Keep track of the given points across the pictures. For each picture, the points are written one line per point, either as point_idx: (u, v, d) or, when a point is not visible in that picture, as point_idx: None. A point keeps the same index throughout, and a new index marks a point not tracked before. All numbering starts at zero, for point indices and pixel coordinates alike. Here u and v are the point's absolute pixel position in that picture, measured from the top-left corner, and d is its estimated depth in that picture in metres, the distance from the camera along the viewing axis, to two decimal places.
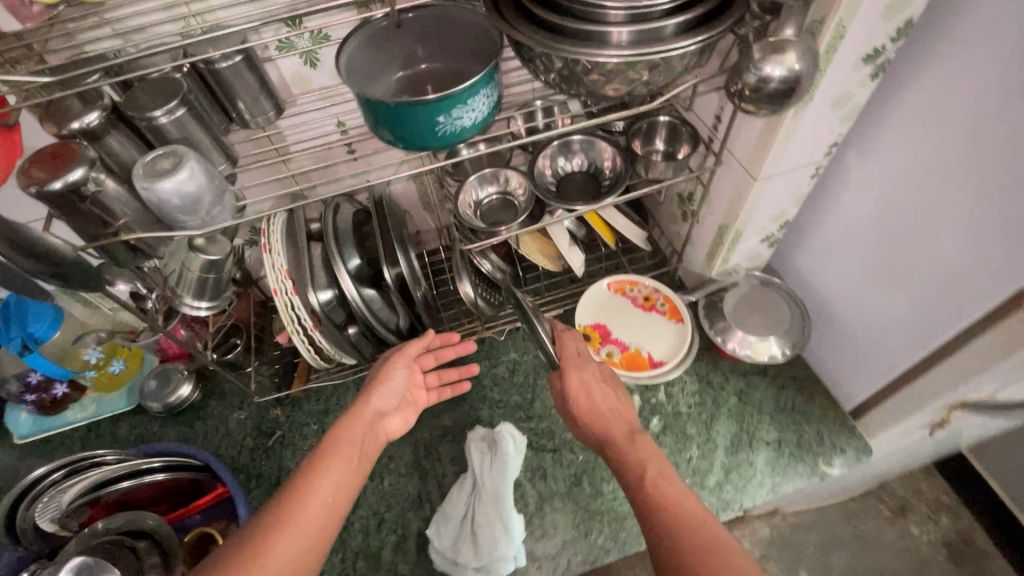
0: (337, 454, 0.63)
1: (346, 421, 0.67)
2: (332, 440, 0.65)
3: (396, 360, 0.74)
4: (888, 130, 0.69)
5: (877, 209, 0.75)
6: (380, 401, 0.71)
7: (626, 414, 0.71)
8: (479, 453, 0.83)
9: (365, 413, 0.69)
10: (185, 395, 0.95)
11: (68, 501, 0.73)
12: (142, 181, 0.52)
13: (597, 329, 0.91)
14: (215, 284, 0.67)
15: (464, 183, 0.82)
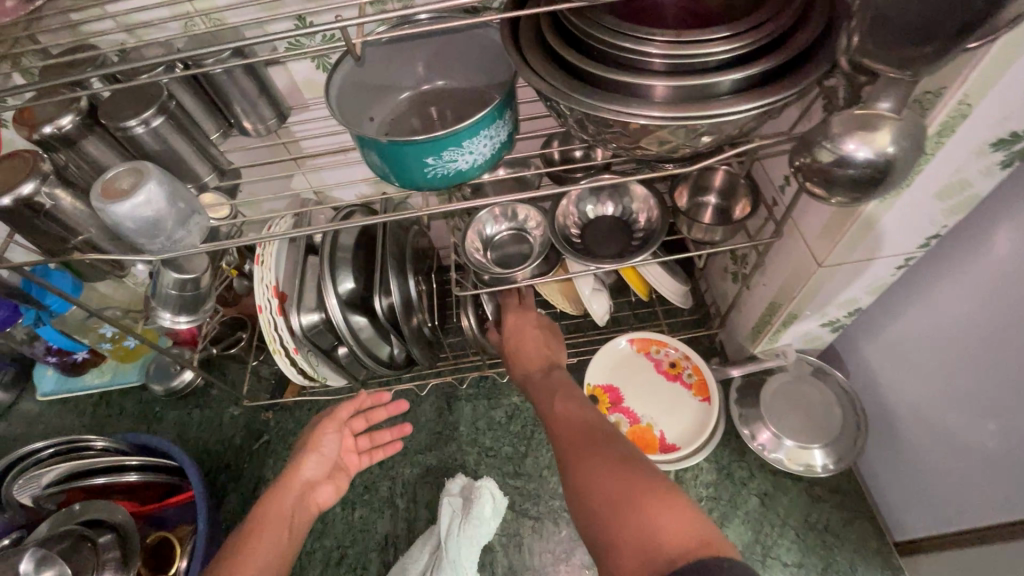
0: (267, 521, 0.62)
1: (279, 488, 0.66)
2: (258, 514, 0.63)
3: (325, 427, 0.72)
4: (1011, 233, 0.52)
5: (976, 324, 0.58)
6: (309, 467, 0.69)
7: (552, 354, 0.75)
8: (449, 509, 0.77)
9: (297, 480, 0.68)
10: (188, 380, 0.95)
11: (43, 480, 0.75)
12: (98, 201, 0.48)
13: (608, 392, 0.81)
14: (192, 299, 0.63)
15: (474, 216, 0.73)
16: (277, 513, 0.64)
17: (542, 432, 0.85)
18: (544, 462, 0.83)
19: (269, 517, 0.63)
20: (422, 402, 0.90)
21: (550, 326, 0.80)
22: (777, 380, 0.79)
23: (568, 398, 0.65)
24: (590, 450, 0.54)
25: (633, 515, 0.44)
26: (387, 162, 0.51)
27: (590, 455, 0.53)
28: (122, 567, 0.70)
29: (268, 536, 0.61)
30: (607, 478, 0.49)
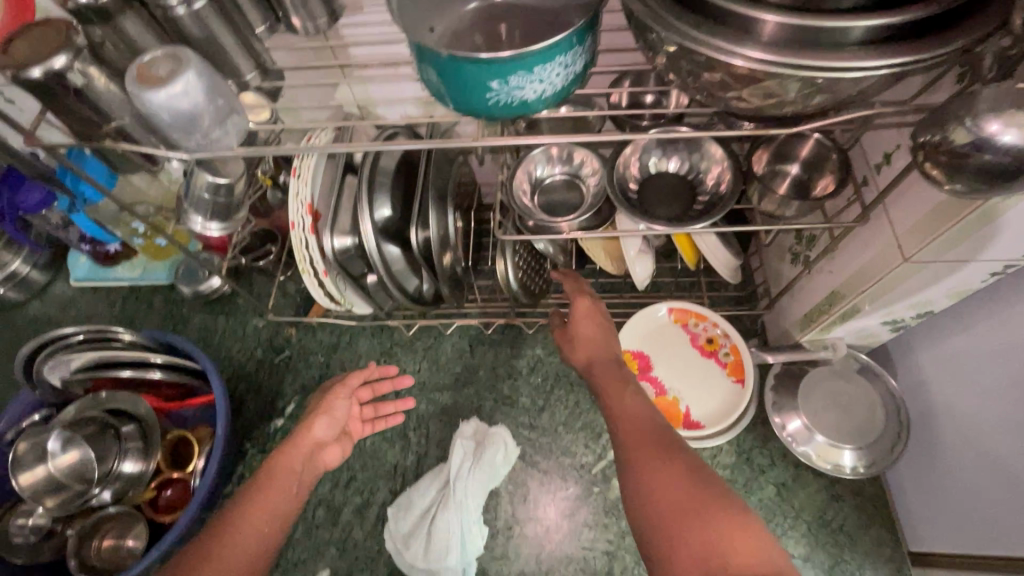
0: (266, 489, 0.60)
1: (284, 449, 0.64)
2: (264, 475, 0.61)
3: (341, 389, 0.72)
4: None
5: None
6: (320, 431, 0.68)
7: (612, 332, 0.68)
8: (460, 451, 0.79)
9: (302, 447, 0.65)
10: (215, 286, 0.95)
11: (71, 364, 0.76)
12: (133, 87, 0.45)
13: (637, 358, 0.78)
14: (226, 206, 0.61)
15: (527, 155, 0.68)
16: (281, 477, 0.61)
17: (562, 389, 0.84)
18: (560, 419, 0.82)
19: (277, 474, 0.62)
20: (445, 341, 0.89)
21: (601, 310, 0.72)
22: (820, 373, 0.75)
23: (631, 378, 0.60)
24: (655, 445, 0.50)
25: (700, 529, 0.42)
26: (448, 85, 0.46)
27: (650, 454, 0.49)
28: (143, 456, 0.74)
29: (279, 484, 0.61)
30: (676, 488, 0.46)
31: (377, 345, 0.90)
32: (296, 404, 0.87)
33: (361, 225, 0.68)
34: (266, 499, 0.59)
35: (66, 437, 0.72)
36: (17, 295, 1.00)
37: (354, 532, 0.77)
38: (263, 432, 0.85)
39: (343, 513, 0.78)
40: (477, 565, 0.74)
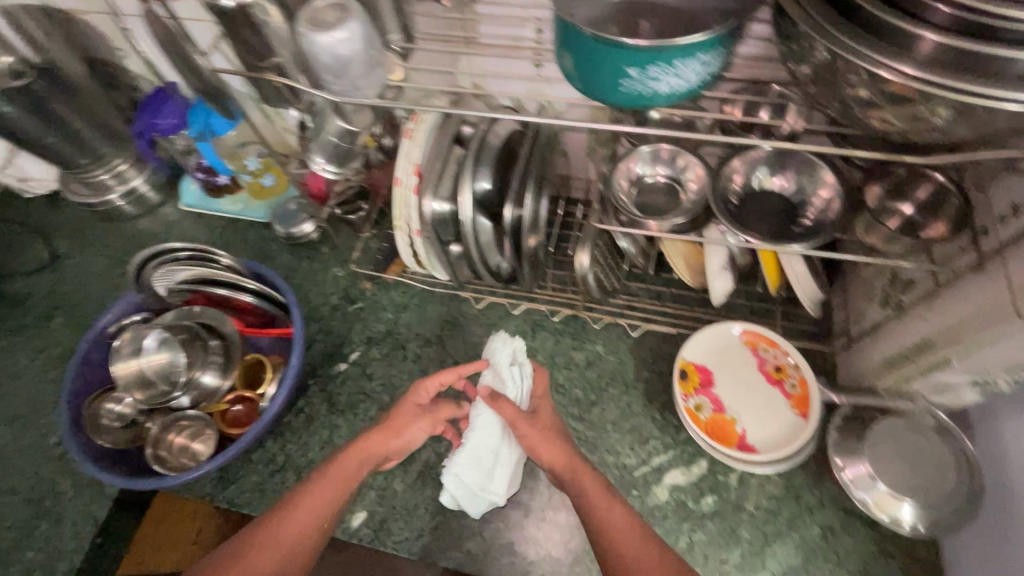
0: (331, 477, 0.69)
1: (326, 479, 0.69)
2: (335, 465, 0.70)
3: (407, 418, 0.74)
4: None
5: None
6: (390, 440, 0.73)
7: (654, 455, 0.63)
8: (506, 371, 0.79)
9: (380, 444, 0.73)
10: (306, 232, 1.02)
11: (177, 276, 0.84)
12: (304, 27, 0.49)
13: (699, 373, 0.77)
14: (346, 153, 0.65)
15: (634, 150, 0.70)
16: (339, 476, 0.70)
17: (616, 388, 0.84)
18: (608, 417, 0.83)
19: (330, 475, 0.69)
20: (509, 320, 0.91)
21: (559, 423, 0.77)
22: (892, 423, 0.71)
23: (581, 469, 0.68)
24: (614, 527, 0.63)
25: None
26: (584, 65, 0.49)
27: (613, 524, 0.63)
28: (221, 372, 0.80)
29: (321, 492, 0.68)
30: (631, 535, 0.62)
31: (444, 313, 0.93)
32: (360, 353, 0.91)
33: (460, 193, 0.71)
34: (303, 507, 0.67)
35: (160, 337, 0.79)
36: (132, 210, 1.10)
37: (396, 483, 0.81)
38: (326, 373, 0.90)
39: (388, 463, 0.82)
40: (505, 539, 0.76)
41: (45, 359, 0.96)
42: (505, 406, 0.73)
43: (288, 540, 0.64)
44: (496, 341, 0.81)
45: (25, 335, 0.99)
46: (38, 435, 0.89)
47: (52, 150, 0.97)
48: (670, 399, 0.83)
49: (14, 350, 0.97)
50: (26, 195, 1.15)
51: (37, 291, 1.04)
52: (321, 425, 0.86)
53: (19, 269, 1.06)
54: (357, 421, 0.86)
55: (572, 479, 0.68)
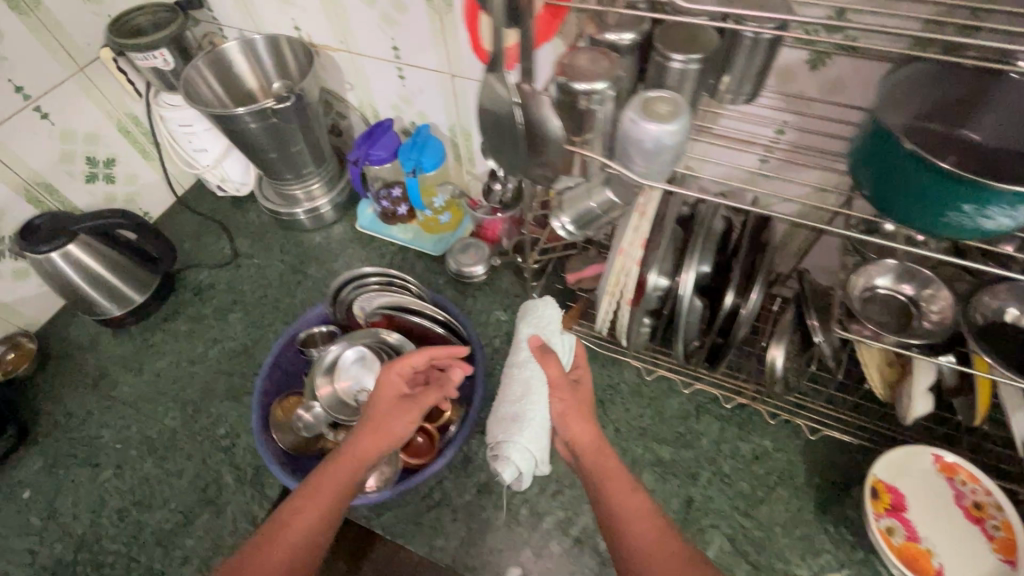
0: (315, 491, 0.64)
1: (311, 496, 0.63)
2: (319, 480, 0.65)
3: (381, 423, 0.69)
4: None
5: None
6: (366, 442, 0.68)
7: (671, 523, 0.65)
8: (563, 342, 0.83)
9: (357, 451, 0.67)
10: (476, 273, 1.05)
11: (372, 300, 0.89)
12: (637, 115, 0.53)
13: (890, 494, 0.74)
14: (593, 219, 0.68)
15: (867, 263, 0.71)
16: (327, 491, 0.64)
17: (786, 489, 0.82)
18: (777, 518, 0.80)
19: (316, 494, 0.64)
20: (673, 397, 0.91)
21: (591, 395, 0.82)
22: None
23: (606, 450, 0.72)
24: (626, 508, 0.66)
25: None
26: (881, 179, 0.54)
27: (630, 508, 0.67)
28: None
29: (313, 503, 0.63)
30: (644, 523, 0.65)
31: (605, 377, 0.94)
32: None
33: (681, 271, 0.73)
34: (295, 524, 0.62)
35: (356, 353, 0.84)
36: (311, 224, 1.18)
37: (551, 544, 0.79)
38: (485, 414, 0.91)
39: (544, 521, 0.81)
40: None
41: (220, 352, 1.02)
42: (551, 364, 0.77)
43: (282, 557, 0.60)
44: (548, 306, 0.84)
45: (204, 324, 1.06)
46: (208, 423, 0.93)
47: (269, 162, 1.06)
48: (843, 511, 0.80)
49: (193, 338, 1.04)
50: (219, 195, 1.25)
51: (218, 285, 1.11)
52: (478, 467, 0.86)
53: (204, 262, 1.15)
54: None
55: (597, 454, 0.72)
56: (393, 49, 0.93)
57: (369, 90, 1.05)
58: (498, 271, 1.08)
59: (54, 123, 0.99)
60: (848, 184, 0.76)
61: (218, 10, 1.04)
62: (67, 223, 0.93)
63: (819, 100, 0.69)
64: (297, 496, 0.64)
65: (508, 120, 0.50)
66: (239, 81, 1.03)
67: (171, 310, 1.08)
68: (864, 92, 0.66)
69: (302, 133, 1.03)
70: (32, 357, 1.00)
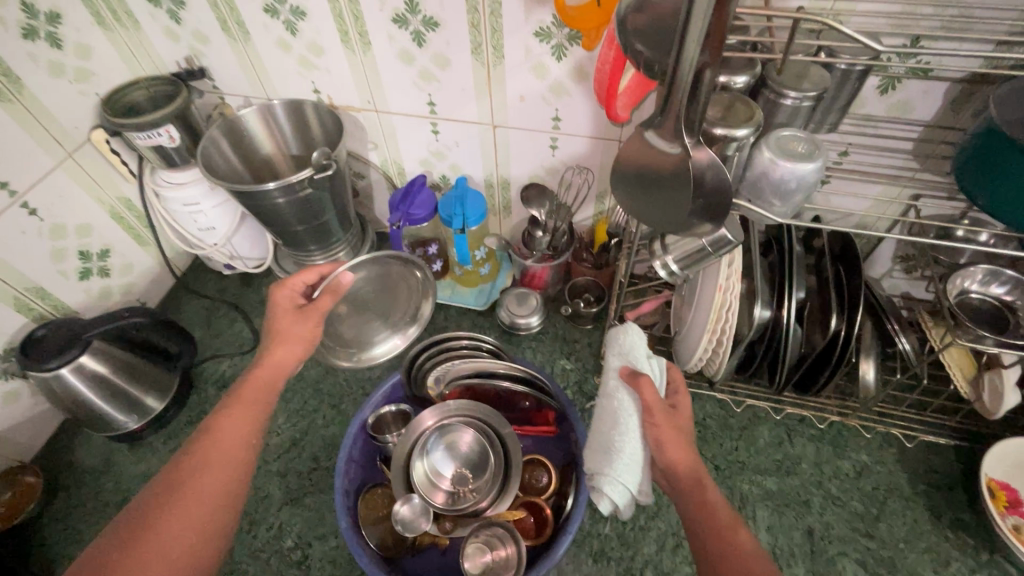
0: (238, 410, 0.62)
1: (239, 405, 0.63)
2: (241, 399, 0.63)
3: (302, 322, 0.69)
4: None
5: None
6: (298, 341, 0.69)
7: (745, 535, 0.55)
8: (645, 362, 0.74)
9: (286, 350, 0.68)
10: (532, 324, 1.00)
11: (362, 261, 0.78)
12: (775, 155, 0.52)
13: (1005, 491, 0.76)
14: (700, 257, 0.67)
15: (955, 270, 0.73)
16: (252, 399, 0.64)
17: (898, 502, 0.81)
18: (899, 533, 0.79)
19: (249, 401, 0.63)
20: (762, 424, 0.89)
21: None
22: None
23: (706, 479, 0.61)
24: (732, 522, 0.56)
25: None
26: (1010, 201, 0.56)
27: (736, 524, 0.56)
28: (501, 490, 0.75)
29: (241, 416, 0.62)
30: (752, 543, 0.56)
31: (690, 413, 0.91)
32: None
33: (780, 301, 0.73)
34: (229, 434, 0.60)
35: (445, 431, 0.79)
36: None
37: None
38: None
39: None
40: None
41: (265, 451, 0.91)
42: (646, 388, 0.67)
43: (222, 471, 0.58)
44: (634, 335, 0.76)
45: None
46: (271, 536, 0.81)
47: (292, 234, 0.98)
48: (957, 515, 0.80)
49: None
50: (224, 274, 1.14)
51: None
52: (589, 534, 0.80)
53: (223, 351, 1.03)
54: (628, 529, 0.80)
55: (697, 471, 0.62)
56: (430, 104, 0.89)
57: (396, 147, 1.00)
58: (549, 317, 1.04)
59: (44, 219, 0.87)
60: (909, 196, 0.78)
61: (220, 79, 0.97)
62: (78, 330, 0.82)
63: (884, 122, 0.72)
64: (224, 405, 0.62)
65: (665, 174, 0.49)
66: (255, 152, 0.95)
67: (194, 412, 0.96)
68: (932, 110, 0.69)
69: (332, 202, 0.96)
70: (37, 495, 0.85)
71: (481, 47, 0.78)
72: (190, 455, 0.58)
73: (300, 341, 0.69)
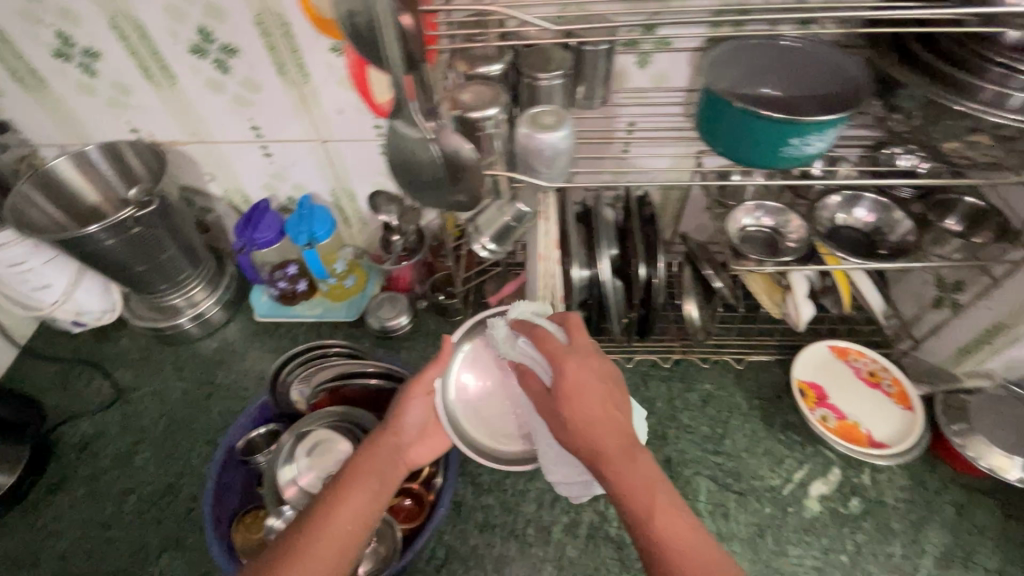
0: (359, 479, 0.67)
1: (359, 475, 0.68)
2: (360, 466, 0.69)
3: (415, 393, 0.73)
4: None
5: None
6: (412, 414, 0.74)
7: (648, 520, 0.56)
8: (514, 353, 0.70)
9: (403, 424, 0.73)
10: (402, 324, 1.04)
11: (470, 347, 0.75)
12: (527, 129, 0.60)
13: (813, 389, 0.88)
14: (511, 233, 0.73)
15: (735, 208, 0.84)
16: (369, 469, 0.69)
17: (738, 418, 0.92)
18: (741, 445, 0.89)
19: (365, 470, 0.69)
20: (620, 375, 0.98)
21: (606, 367, 0.64)
22: (980, 400, 0.83)
23: (602, 465, 0.59)
24: (636, 511, 0.57)
25: None
26: (734, 144, 0.66)
27: (641, 509, 0.57)
28: None
29: (362, 485, 0.67)
30: (668, 516, 0.56)
31: None
32: None
33: (596, 260, 0.82)
34: (345, 505, 0.65)
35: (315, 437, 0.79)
36: (199, 331, 1.06)
37: (568, 550, 0.80)
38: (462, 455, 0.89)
39: (554, 531, 0.81)
40: None
41: (137, 503, 0.87)
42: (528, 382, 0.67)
43: (333, 546, 0.61)
44: (488, 330, 0.71)
45: (106, 479, 0.90)
46: None
47: (136, 276, 0.95)
48: (786, 418, 0.92)
49: (96, 500, 0.88)
50: (75, 332, 1.08)
51: (108, 431, 0.95)
52: (472, 508, 0.84)
53: (82, 411, 0.98)
54: (508, 496, 0.85)
55: (592, 457, 0.60)
56: (254, 129, 0.91)
57: (234, 176, 1.00)
58: (420, 316, 1.08)
59: None
60: (695, 152, 0.90)
61: (27, 130, 0.93)
62: None
63: (653, 92, 0.82)
64: (353, 474, 0.68)
65: (428, 155, 0.54)
66: (78, 200, 0.92)
67: (52, 480, 0.90)
68: (685, 77, 0.80)
69: (171, 236, 0.94)
70: None
71: (285, 68, 0.81)
72: (308, 527, 0.62)
73: (413, 413, 0.73)
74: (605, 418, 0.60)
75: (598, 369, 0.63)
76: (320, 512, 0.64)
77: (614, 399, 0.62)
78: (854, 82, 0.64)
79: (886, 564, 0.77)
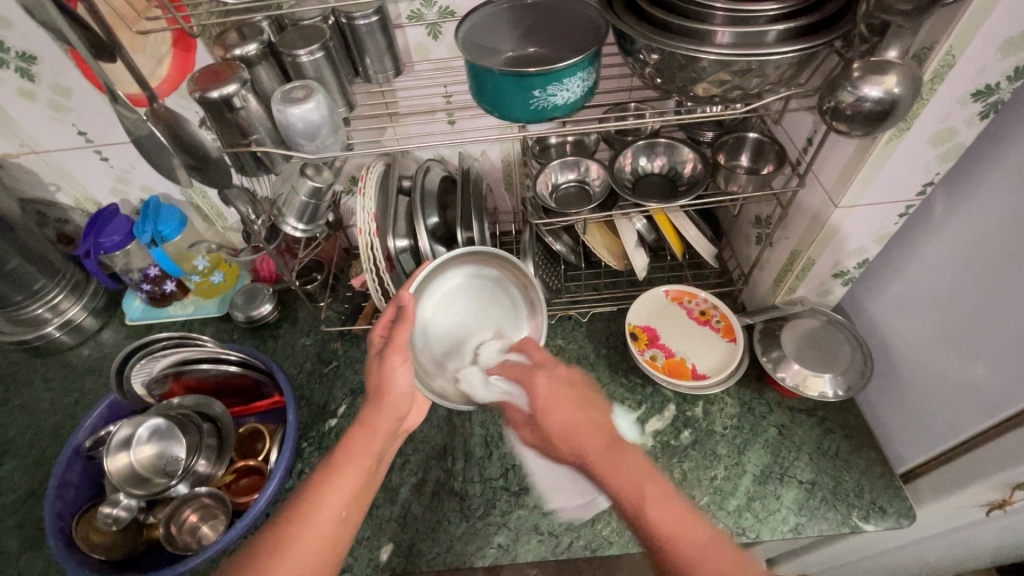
0: (351, 460, 0.65)
1: (350, 454, 0.66)
2: (350, 443, 0.67)
3: (393, 361, 0.71)
4: (978, 196, 0.65)
5: (959, 273, 0.70)
6: (400, 380, 0.70)
7: (646, 489, 0.57)
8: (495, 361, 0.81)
9: (392, 395, 0.70)
10: (265, 312, 1.06)
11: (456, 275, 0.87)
12: (278, 104, 0.62)
13: (645, 332, 0.93)
14: (314, 210, 0.74)
15: (546, 165, 0.87)
16: (360, 452, 0.66)
17: (584, 368, 0.96)
18: None
19: (355, 449, 0.66)
20: None
21: (571, 378, 0.71)
22: (791, 326, 0.90)
23: (588, 457, 0.62)
24: (628, 495, 0.57)
25: None
26: (498, 104, 0.67)
27: (636, 499, 0.56)
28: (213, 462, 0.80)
29: (351, 470, 0.64)
30: (665, 500, 0.56)
31: None
32: (347, 407, 0.95)
33: (417, 230, 0.84)
34: (330, 494, 0.62)
35: (154, 424, 0.82)
36: (70, 340, 1.07)
37: (413, 507, 0.83)
38: (318, 431, 0.92)
39: (401, 491, 0.85)
40: (529, 522, 0.81)
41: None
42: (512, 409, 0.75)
43: (322, 535, 0.59)
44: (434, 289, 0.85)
45: None
46: None
47: None
48: (631, 363, 0.96)
49: None
50: None
51: None
52: None
53: None
54: None
55: (580, 462, 0.63)
56: (82, 134, 0.92)
57: (78, 183, 1.01)
58: (289, 304, 1.11)
59: None
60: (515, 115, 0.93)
61: None
62: None
63: (456, 60, 0.85)
64: (343, 453, 0.66)
65: None
66: None
67: None
68: None
69: (11, 246, 0.95)
70: None
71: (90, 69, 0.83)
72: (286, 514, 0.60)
73: (402, 379, 0.70)
74: (588, 420, 0.65)
75: (565, 379, 0.71)
76: (300, 495, 0.62)
77: (588, 405, 0.68)
78: (593, 21, 0.68)
79: (708, 487, 0.82)
